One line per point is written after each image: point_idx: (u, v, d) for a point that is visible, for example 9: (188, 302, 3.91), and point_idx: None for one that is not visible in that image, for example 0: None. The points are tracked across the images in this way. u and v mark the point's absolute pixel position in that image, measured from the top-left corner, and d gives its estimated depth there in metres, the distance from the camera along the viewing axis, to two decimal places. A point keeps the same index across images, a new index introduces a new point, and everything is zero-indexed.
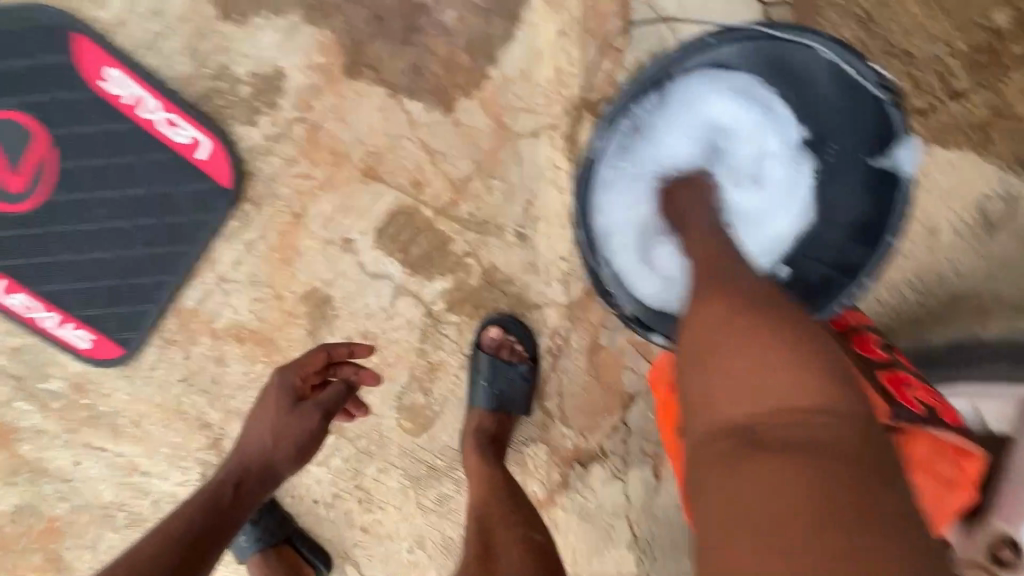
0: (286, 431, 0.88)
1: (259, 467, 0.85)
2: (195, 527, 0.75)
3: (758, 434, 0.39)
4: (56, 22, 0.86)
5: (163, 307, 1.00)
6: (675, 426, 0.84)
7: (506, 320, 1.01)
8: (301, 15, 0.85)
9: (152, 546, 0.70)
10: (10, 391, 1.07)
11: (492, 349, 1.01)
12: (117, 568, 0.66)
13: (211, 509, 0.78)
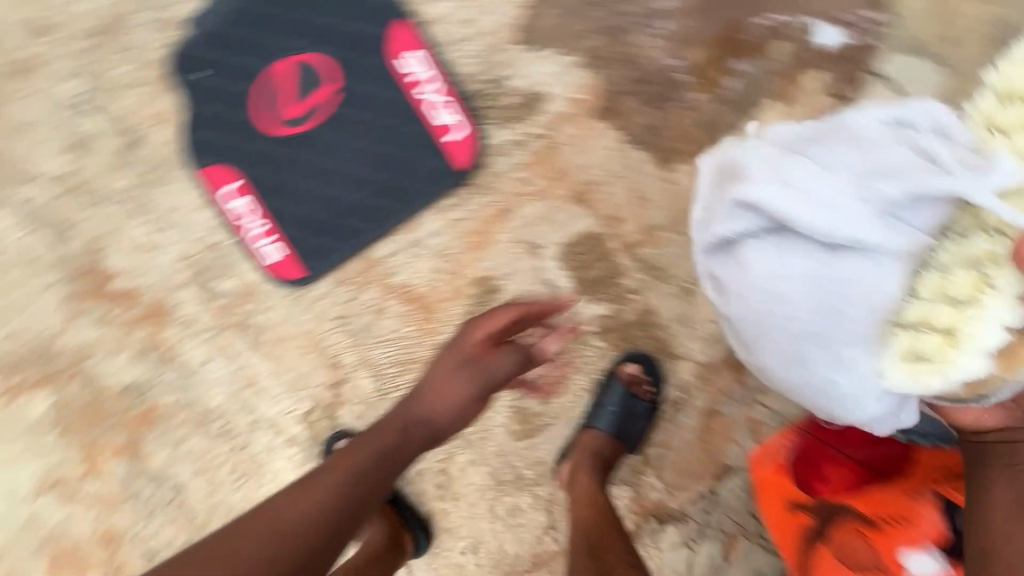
0: (445, 387, 0.88)
1: (439, 412, 0.87)
2: (371, 469, 0.79)
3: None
4: (385, 5, 1.06)
5: (355, 251, 1.12)
6: (786, 502, 0.89)
7: (643, 359, 1.10)
8: (579, 59, 1.03)
9: (339, 472, 0.77)
10: (188, 278, 1.18)
11: (626, 381, 1.09)
12: (305, 483, 0.74)
13: (388, 453, 0.82)
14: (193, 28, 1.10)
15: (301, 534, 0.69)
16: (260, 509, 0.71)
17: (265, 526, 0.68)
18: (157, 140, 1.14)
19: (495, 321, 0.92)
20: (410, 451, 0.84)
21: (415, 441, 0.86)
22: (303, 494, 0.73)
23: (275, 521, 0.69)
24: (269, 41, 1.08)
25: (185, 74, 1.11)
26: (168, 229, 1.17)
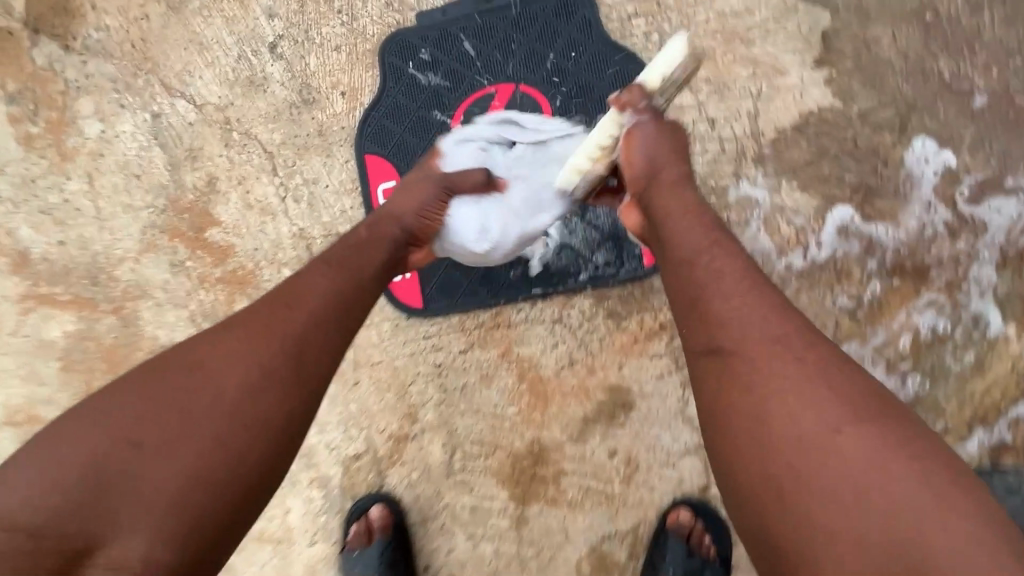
0: (416, 196, 0.81)
1: (372, 249, 0.74)
2: (280, 353, 0.60)
3: (828, 494, 0.48)
4: (632, 68, 0.95)
5: (490, 304, 0.98)
6: None
7: (699, 504, 0.92)
8: (818, 200, 0.91)
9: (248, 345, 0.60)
10: (293, 259, 1.03)
11: (683, 535, 0.91)
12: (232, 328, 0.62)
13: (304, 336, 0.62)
14: (421, 18, 1.01)
15: (193, 417, 0.55)
16: (187, 350, 0.60)
17: (162, 396, 0.56)
18: (330, 110, 1.03)
19: (660, 145, 0.73)
20: (302, 311, 0.64)
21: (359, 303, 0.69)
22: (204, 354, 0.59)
23: (168, 373, 0.57)
24: (495, 60, 0.99)
25: (392, 58, 1.02)
26: (296, 200, 1.04)
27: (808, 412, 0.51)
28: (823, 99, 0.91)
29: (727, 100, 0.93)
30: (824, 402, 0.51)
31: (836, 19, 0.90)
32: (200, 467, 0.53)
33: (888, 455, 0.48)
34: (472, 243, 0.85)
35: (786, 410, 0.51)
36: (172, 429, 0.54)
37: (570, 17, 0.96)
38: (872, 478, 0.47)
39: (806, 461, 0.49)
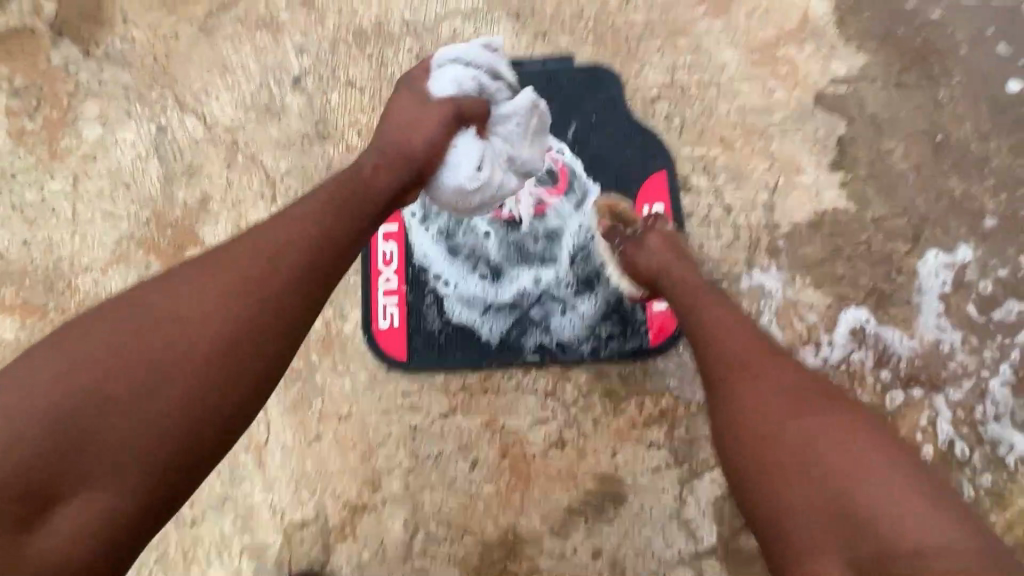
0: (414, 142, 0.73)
1: (367, 197, 0.69)
2: (262, 309, 0.55)
3: (821, 481, 0.52)
4: (652, 147, 0.95)
5: (480, 366, 0.90)
6: None
7: None
8: (831, 299, 0.88)
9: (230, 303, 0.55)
10: None
11: None
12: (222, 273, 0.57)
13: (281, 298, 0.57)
14: None
15: (163, 369, 0.51)
16: (145, 301, 0.54)
17: (132, 342, 0.51)
18: (343, 147, 1.01)
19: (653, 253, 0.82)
20: (286, 262, 0.59)
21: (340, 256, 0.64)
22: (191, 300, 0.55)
23: (140, 318, 0.53)
24: None
25: None
26: None
27: (765, 409, 0.57)
28: (838, 201, 0.91)
29: (743, 190, 0.92)
30: (774, 392, 0.58)
31: (851, 128, 0.93)
32: (178, 418, 0.51)
33: (871, 456, 0.52)
34: (465, 181, 0.75)
35: (765, 428, 0.56)
36: (139, 376, 0.50)
37: (595, 92, 0.98)
38: (840, 483, 0.51)
39: (795, 460, 0.53)
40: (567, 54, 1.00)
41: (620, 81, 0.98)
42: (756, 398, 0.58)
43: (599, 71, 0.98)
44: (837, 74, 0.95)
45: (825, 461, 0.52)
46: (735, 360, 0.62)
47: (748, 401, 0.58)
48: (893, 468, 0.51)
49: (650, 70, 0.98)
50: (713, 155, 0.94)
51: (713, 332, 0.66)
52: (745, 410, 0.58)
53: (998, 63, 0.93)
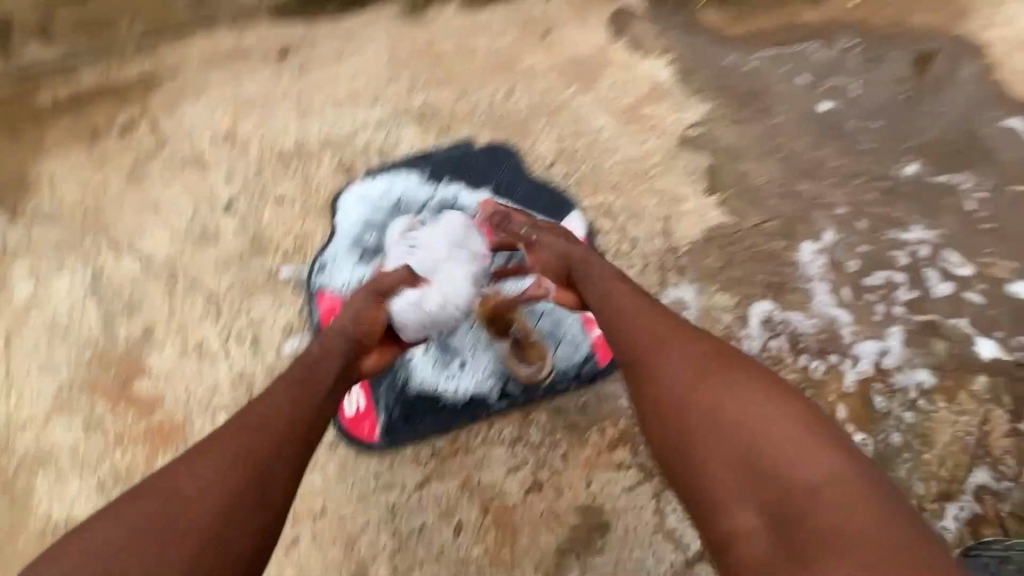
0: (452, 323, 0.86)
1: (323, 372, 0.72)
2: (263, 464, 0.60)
3: (720, 439, 0.58)
4: (559, 199, 1.10)
5: (450, 428, 0.93)
6: None
7: None
8: (737, 299, 1.00)
9: (213, 472, 0.57)
10: (231, 403, 0.97)
11: None
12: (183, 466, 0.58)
13: (270, 440, 0.62)
14: (369, 174, 1.14)
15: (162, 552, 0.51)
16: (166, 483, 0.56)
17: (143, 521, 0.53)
18: (281, 255, 1.08)
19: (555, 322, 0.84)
20: (279, 414, 0.65)
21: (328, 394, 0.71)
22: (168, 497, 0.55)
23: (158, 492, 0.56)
24: (437, 202, 1.10)
25: (344, 206, 1.11)
26: (239, 342, 1.01)
27: (724, 390, 0.61)
28: (719, 217, 1.07)
29: (643, 224, 1.07)
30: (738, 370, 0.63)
31: (714, 159, 1.12)
32: None
33: (785, 420, 0.58)
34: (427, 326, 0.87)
35: (702, 405, 0.61)
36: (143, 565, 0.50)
37: (499, 164, 1.13)
38: (762, 459, 0.56)
39: (738, 429, 0.58)
40: (468, 140, 1.16)
41: (517, 153, 1.14)
42: (676, 358, 0.66)
43: (498, 148, 1.14)
44: (691, 120, 1.15)
45: (795, 454, 0.55)
46: (682, 394, 0.63)
47: (667, 367, 0.65)
48: (790, 416, 0.59)
49: (541, 143, 1.15)
50: (610, 201, 1.09)
51: (631, 312, 0.73)
52: (668, 372, 0.65)
53: (807, 90, 1.16)
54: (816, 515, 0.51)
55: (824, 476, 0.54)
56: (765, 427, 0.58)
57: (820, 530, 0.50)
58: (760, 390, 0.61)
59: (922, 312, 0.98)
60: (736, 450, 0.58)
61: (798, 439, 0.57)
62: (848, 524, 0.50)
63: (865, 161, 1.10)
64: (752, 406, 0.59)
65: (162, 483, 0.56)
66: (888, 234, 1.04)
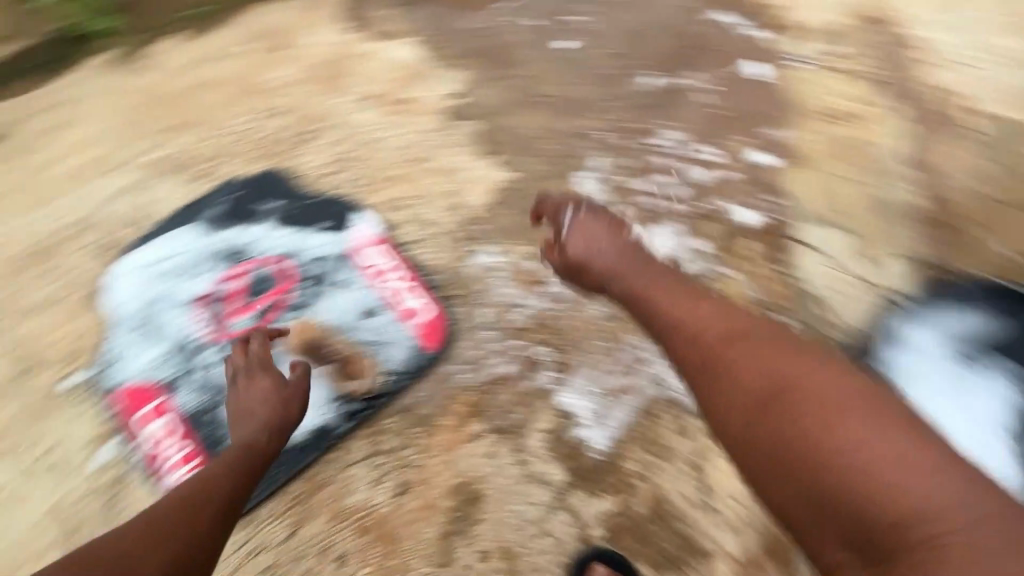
0: (246, 395, 0.87)
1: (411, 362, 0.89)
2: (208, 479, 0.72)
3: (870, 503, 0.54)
4: (345, 206, 1.09)
5: (300, 470, 0.90)
6: None
7: (609, 557, 0.90)
8: (536, 246, 1.07)
9: (186, 488, 0.70)
10: (60, 541, 0.88)
11: None
12: (216, 491, 0.71)
13: (188, 492, 0.69)
14: (127, 245, 1.03)
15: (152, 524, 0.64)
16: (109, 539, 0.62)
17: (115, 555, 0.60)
18: (56, 367, 0.95)
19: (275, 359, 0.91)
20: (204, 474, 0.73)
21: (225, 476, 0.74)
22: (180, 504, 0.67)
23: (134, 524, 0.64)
24: (216, 252, 1.04)
25: (113, 289, 1.00)
26: (44, 477, 0.91)
27: (875, 451, 0.54)
28: (500, 175, 1.11)
29: (435, 205, 1.09)
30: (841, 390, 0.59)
31: (478, 121, 1.15)
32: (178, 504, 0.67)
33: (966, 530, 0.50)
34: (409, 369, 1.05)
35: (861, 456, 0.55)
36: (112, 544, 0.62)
37: (267, 192, 1.08)
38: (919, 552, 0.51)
39: (884, 453, 0.54)
40: (228, 176, 1.09)
41: (285, 174, 1.10)
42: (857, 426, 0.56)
43: (262, 176, 1.09)
44: (448, 89, 1.16)
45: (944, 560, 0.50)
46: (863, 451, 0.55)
47: (845, 426, 0.56)
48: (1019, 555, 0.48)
49: (308, 158, 1.11)
50: (394, 195, 1.10)
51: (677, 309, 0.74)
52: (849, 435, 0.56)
53: (542, 30, 1.19)
54: (845, 427, 0.56)
55: (815, 403, 0.59)
56: (745, 381, 0.64)
57: (828, 463, 0.56)
58: (901, 478, 0.53)
59: (687, 202, 1.10)
60: (768, 377, 0.63)
61: (814, 371, 0.61)
62: (834, 384, 0.60)
63: (608, 81, 1.16)
64: (880, 435, 0.55)
65: (161, 513, 0.66)
66: (644, 143, 1.13)
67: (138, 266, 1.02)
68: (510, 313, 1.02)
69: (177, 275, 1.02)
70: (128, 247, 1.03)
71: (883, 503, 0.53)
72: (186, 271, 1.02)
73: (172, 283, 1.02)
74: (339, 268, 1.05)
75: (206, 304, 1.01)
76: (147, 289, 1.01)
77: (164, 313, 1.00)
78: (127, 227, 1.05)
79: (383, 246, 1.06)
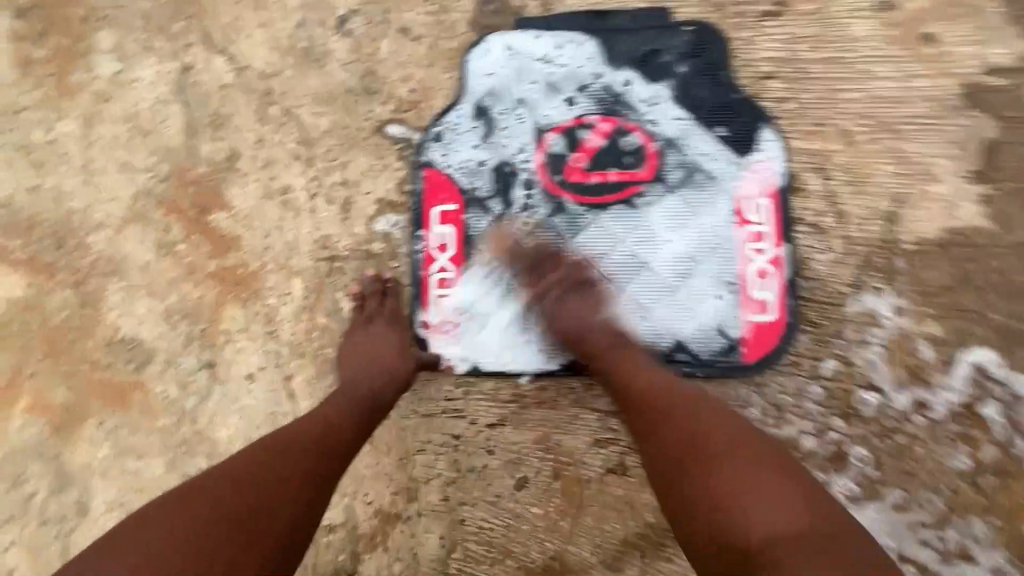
0: (371, 349, 0.78)
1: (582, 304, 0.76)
2: (332, 417, 0.70)
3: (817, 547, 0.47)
4: (763, 127, 0.80)
5: (538, 376, 0.79)
6: None
7: None
8: (950, 334, 0.75)
9: (307, 430, 0.67)
10: (307, 268, 0.85)
11: None
12: (331, 441, 0.66)
13: (315, 429, 0.67)
14: (521, 22, 0.85)
15: (220, 496, 0.57)
16: (171, 510, 0.55)
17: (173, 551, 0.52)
18: (392, 107, 0.86)
19: (370, 345, 0.78)
20: (267, 467, 0.60)
21: (354, 410, 0.72)
22: (294, 455, 0.62)
23: (175, 512, 0.55)
24: (599, 89, 0.83)
25: (480, 61, 0.86)
26: (327, 201, 0.86)
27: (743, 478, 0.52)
28: (975, 218, 0.76)
29: (866, 197, 0.78)
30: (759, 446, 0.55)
31: (1004, 130, 0.77)
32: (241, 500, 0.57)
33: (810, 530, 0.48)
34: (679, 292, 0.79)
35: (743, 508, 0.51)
36: (246, 464, 0.60)
37: (696, 57, 0.82)
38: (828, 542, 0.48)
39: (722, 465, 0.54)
40: (665, 9, 0.83)
41: (726, 46, 0.82)
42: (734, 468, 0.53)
43: (703, 32, 0.82)
44: (996, 62, 0.78)
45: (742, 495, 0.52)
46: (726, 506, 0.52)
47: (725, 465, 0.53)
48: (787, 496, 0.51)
49: (763, 39, 0.81)
50: (829, 151, 0.79)
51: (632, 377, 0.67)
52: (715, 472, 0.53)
53: None
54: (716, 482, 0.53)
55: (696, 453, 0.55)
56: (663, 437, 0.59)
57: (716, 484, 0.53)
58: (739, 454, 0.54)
59: None
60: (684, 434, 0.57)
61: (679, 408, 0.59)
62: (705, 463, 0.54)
63: None
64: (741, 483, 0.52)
65: (231, 492, 0.57)
66: None
67: (513, 52, 0.85)
68: (858, 388, 0.76)
69: (544, 88, 0.84)
70: (521, 24, 0.85)
71: (736, 532, 0.50)
72: (556, 90, 0.84)
73: (535, 94, 0.84)
74: (709, 195, 0.80)
75: (553, 139, 0.83)
76: (509, 84, 0.85)
77: (510, 122, 0.84)
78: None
79: (774, 203, 0.78)
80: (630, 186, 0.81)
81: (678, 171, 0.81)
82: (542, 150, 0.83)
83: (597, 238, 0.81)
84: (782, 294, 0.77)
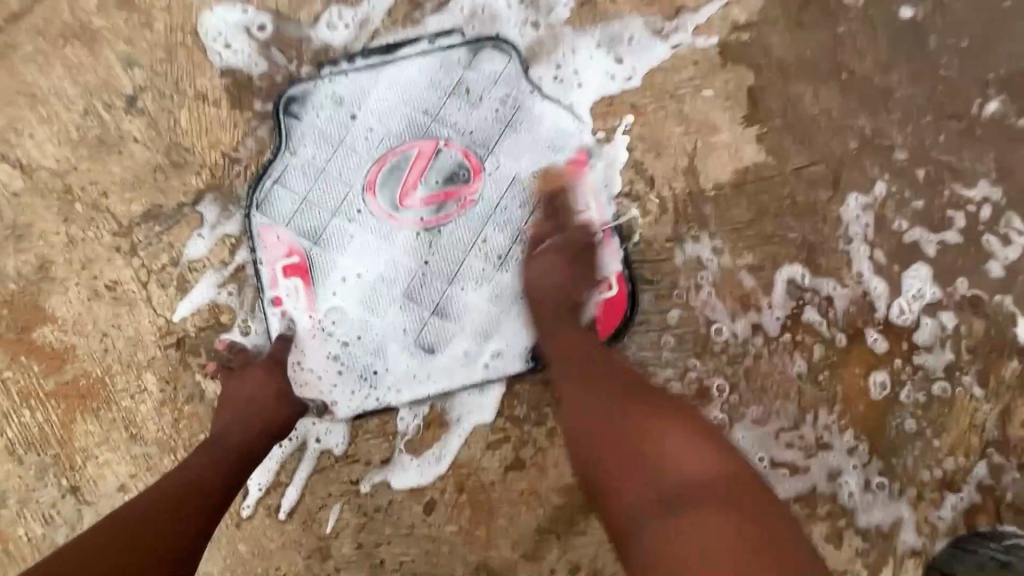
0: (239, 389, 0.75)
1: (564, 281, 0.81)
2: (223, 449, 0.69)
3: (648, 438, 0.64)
4: (571, 122, 0.87)
5: (419, 401, 0.81)
6: None
7: None
8: (764, 260, 0.85)
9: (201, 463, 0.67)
10: (156, 359, 0.81)
11: None
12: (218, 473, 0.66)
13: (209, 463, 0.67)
14: (324, 68, 0.86)
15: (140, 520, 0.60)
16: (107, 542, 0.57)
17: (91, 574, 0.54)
18: (206, 176, 0.84)
19: (240, 388, 0.75)
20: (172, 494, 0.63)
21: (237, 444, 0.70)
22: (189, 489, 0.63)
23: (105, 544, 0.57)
24: (410, 115, 0.86)
25: (289, 113, 0.85)
26: (162, 286, 0.82)
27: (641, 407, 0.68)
28: (757, 155, 0.87)
29: (667, 160, 0.86)
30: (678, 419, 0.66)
31: (760, 76, 0.89)
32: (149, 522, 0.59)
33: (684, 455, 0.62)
34: (503, 281, 0.83)
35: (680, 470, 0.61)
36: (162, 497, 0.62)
37: (495, 69, 0.87)
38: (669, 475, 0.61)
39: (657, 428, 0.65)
40: (456, 30, 0.88)
41: (519, 54, 0.88)
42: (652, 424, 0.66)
43: (497, 46, 0.87)
44: (739, 20, 0.89)
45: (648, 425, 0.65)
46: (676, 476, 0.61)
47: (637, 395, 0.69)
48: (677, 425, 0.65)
49: (544, 38, 0.88)
50: (627, 126, 0.87)
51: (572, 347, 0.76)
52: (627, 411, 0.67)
53: None
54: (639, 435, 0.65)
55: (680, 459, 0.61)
56: (685, 467, 0.61)
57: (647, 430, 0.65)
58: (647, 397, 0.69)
59: (969, 286, 0.85)
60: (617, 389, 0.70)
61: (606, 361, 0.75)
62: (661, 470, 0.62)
63: (940, 92, 0.89)
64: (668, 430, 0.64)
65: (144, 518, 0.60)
66: (949, 189, 0.87)
67: (320, 99, 0.86)
68: (702, 327, 0.84)
69: (361, 127, 0.85)
70: (260, 51, 0.87)
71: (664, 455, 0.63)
72: (371, 126, 0.85)
73: (353, 133, 0.85)
74: (538, 194, 0.85)
75: (380, 173, 0.85)
76: (325, 130, 0.85)
77: (333, 165, 0.85)
78: (305, 34, 0.87)
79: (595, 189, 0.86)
80: (462, 202, 0.84)
81: (502, 176, 0.85)
82: (372, 186, 0.84)
83: (443, 259, 0.83)
84: (618, 270, 0.85)
